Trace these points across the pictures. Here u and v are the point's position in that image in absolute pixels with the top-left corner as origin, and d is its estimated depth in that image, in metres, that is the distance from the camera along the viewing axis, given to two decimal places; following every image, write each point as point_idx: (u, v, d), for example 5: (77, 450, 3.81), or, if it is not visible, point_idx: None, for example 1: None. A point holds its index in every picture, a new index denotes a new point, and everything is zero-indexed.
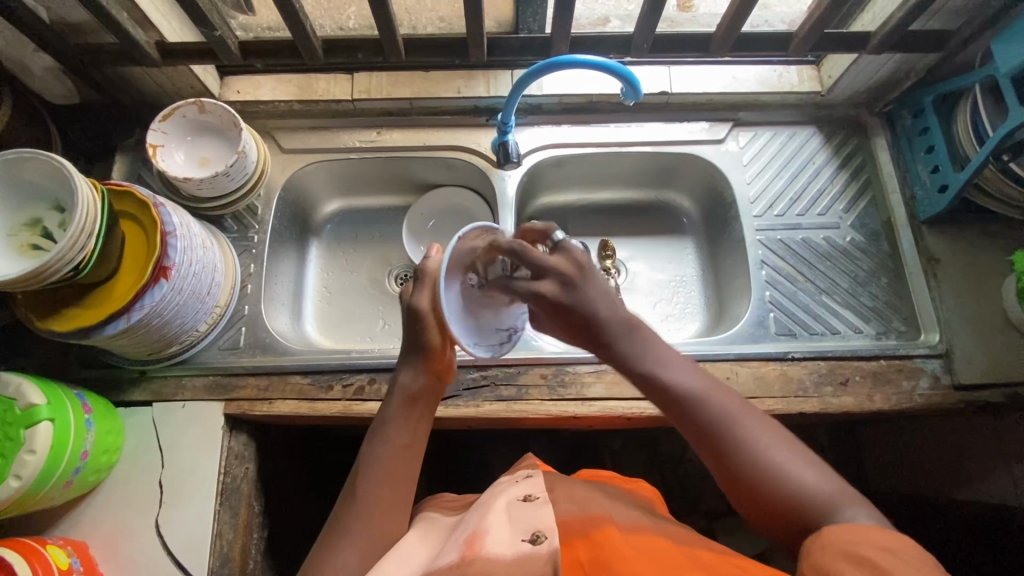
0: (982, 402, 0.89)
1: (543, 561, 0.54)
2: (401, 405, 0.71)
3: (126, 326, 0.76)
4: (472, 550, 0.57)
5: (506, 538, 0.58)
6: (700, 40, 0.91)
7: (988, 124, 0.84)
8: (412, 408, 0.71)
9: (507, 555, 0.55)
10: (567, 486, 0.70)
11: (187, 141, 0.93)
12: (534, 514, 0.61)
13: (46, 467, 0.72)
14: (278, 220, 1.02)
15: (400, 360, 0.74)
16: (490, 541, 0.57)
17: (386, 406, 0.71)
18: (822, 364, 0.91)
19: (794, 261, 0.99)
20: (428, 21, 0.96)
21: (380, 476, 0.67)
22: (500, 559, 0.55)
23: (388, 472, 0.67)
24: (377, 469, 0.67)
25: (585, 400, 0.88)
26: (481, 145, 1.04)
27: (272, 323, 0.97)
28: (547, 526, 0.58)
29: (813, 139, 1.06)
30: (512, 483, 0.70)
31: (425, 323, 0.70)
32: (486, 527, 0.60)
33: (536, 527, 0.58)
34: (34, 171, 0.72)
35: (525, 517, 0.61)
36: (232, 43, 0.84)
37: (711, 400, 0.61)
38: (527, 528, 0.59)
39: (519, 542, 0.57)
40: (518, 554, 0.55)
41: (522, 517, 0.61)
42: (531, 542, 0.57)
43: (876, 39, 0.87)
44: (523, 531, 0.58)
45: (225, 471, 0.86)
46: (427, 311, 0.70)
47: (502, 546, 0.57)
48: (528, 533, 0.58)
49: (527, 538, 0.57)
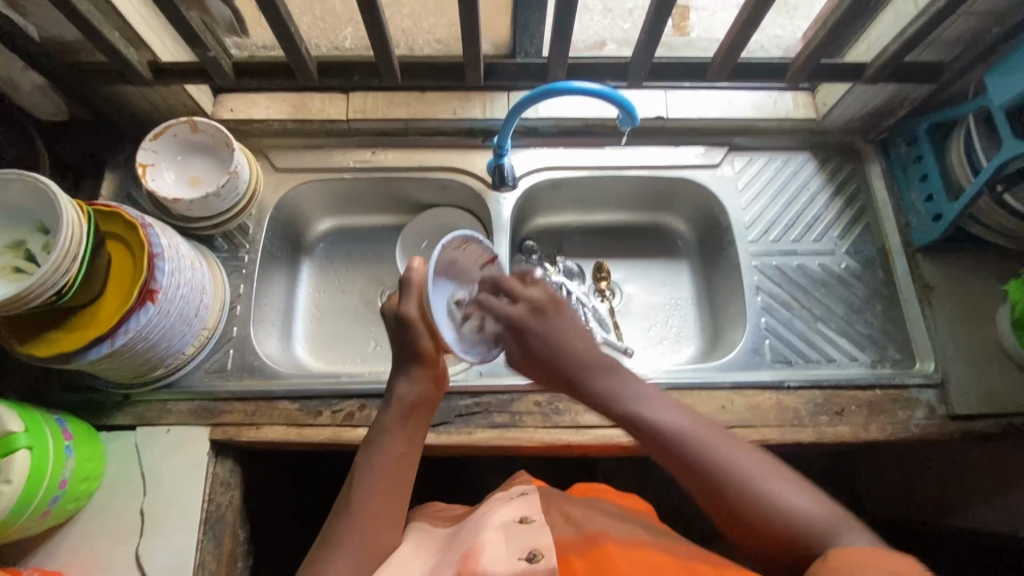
0: (977, 433, 0.88)
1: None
2: (398, 413, 0.69)
3: (109, 350, 0.74)
4: (469, 566, 0.55)
5: (503, 554, 0.56)
6: (698, 67, 0.91)
7: (983, 155, 0.84)
8: (412, 416, 0.70)
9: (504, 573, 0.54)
10: (565, 506, 0.68)
11: (177, 160, 0.92)
12: (531, 529, 0.60)
13: (22, 497, 0.70)
14: (269, 240, 1.01)
15: (396, 368, 0.72)
16: (487, 557, 0.56)
17: (381, 415, 0.70)
18: (817, 393, 0.90)
19: (790, 287, 0.98)
20: (425, 43, 0.95)
21: (371, 486, 0.65)
22: None
23: (380, 483, 0.65)
24: (368, 479, 0.65)
25: (579, 428, 0.86)
26: (476, 167, 1.04)
27: (261, 346, 0.95)
28: (544, 544, 0.57)
29: (807, 165, 1.06)
30: (507, 498, 0.68)
31: (415, 329, 0.69)
32: (482, 542, 0.58)
33: (533, 545, 0.57)
34: (18, 192, 0.70)
35: (521, 532, 0.60)
36: (225, 63, 0.82)
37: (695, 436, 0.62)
38: (524, 545, 0.58)
39: (516, 560, 0.56)
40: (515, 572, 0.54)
41: (518, 532, 0.60)
42: (527, 560, 0.56)
43: (872, 69, 0.87)
44: (520, 548, 0.57)
45: (210, 499, 0.84)
46: (416, 319, 0.70)
47: (499, 565, 0.55)
48: (524, 551, 0.57)
49: (524, 556, 0.56)
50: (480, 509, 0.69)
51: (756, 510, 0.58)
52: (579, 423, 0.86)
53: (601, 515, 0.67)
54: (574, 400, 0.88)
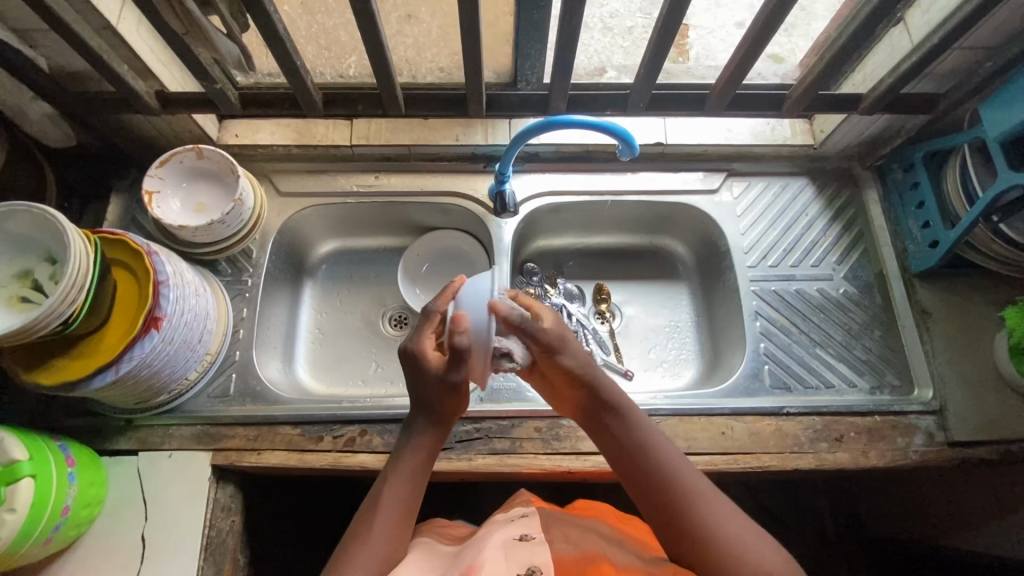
0: (976, 460, 0.89)
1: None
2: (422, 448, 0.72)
3: (114, 378, 0.75)
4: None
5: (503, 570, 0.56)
6: (697, 96, 0.93)
7: (978, 182, 0.85)
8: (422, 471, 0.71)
9: None
10: (566, 526, 0.68)
11: (182, 187, 0.93)
12: (530, 548, 0.60)
13: (25, 526, 0.70)
14: (273, 264, 1.02)
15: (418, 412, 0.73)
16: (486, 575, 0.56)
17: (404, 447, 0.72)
18: (817, 419, 0.91)
19: (788, 312, 0.99)
20: (428, 71, 0.96)
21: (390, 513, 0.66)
22: None
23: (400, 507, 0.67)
24: (378, 521, 0.65)
25: (579, 454, 0.87)
26: (478, 192, 1.05)
27: (264, 371, 0.96)
28: (543, 561, 0.57)
29: (805, 190, 1.07)
30: (509, 520, 0.69)
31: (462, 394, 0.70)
32: (482, 560, 0.58)
33: (532, 563, 0.57)
34: (28, 223, 0.71)
35: (520, 551, 0.60)
36: (231, 94, 0.84)
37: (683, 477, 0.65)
38: (523, 562, 0.58)
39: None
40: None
41: (517, 551, 0.60)
42: None
43: (867, 101, 0.89)
44: (518, 565, 0.57)
45: (211, 525, 0.84)
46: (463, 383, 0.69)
47: None
48: (522, 568, 0.57)
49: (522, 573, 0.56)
50: (482, 529, 0.70)
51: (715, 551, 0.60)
52: (579, 449, 0.87)
53: (601, 537, 0.67)
54: (574, 426, 0.89)
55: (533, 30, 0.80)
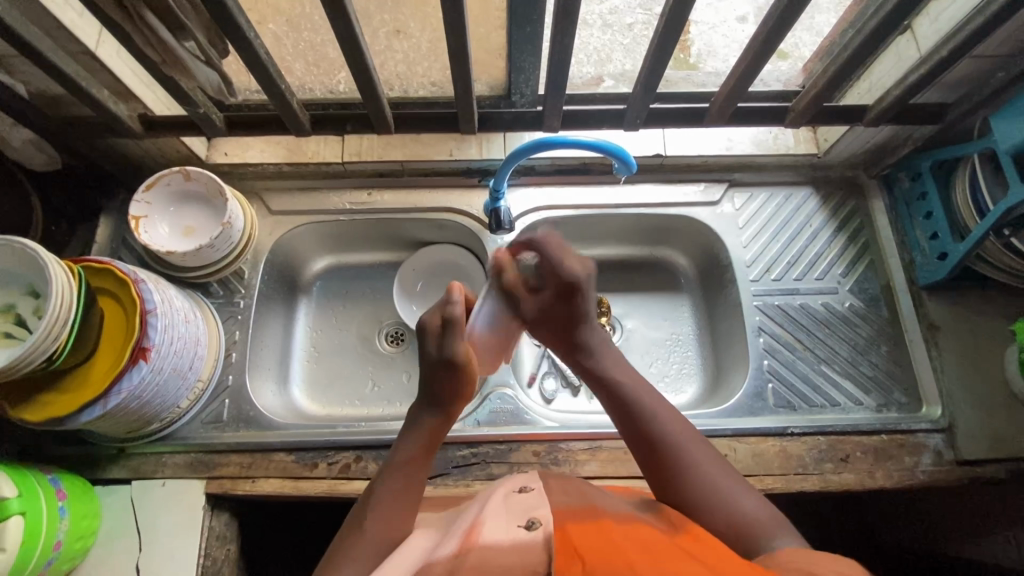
0: (986, 478, 0.87)
1: (540, 547, 0.49)
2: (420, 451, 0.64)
3: (102, 412, 0.73)
4: (468, 542, 0.50)
5: (502, 522, 0.52)
6: (697, 110, 0.90)
7: (989, 195, 0.82)
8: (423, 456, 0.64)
9: (505, 542, 0.49)
10: (564, 484, 0.63)
11: (170, 211, 0.91)
12: (529, 503, 0.56)
13: (17, 563, 0.69)
14: (265, 284, 1.00)
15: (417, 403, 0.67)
16: (486, 530, 0.51)
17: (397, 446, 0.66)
18: (822, 439, 0.89)
19: (792, 327, 0.97)
20: (419, 85, 0.93)
21: (380, 512, 0.61)
22: (498, 546, 0.49)
23: (392, 509, 0.62)
24: (370, 519, 0.61)
25: (579, 479, 0.85)
26: (473, 207, 1.03)
27: (258, 396, 0.94)
28: (542, 513, 0.53)
29: (808, 200, 1.04)
30: (504, 481, 0.64)
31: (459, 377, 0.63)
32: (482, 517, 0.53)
33: (531, 514, 0.53)
34: (8, 256, 0.70)
35: (519, 504, 0.55)
36: (217, 117, 0.82)
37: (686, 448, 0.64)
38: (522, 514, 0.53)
39: (515, 528, 0.51)
40: (513, 540, 0.49)
41: (516, 506, 0.55)
42: (527, 528, 0.51)
43: (873, 112, 0.86)
44: (519, 518, 0.53)
45: (205, 554, 0.83)
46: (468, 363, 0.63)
47: (499, 532, 0.51)
48: (522, 519, 0.52)
49: (523, 524, 0.51)
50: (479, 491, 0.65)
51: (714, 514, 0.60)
52: (578, 473, 0.85)
53: (602, 493, 0.63)
54: (573, 450, 0.87)
55: (525, 44, 0.78)
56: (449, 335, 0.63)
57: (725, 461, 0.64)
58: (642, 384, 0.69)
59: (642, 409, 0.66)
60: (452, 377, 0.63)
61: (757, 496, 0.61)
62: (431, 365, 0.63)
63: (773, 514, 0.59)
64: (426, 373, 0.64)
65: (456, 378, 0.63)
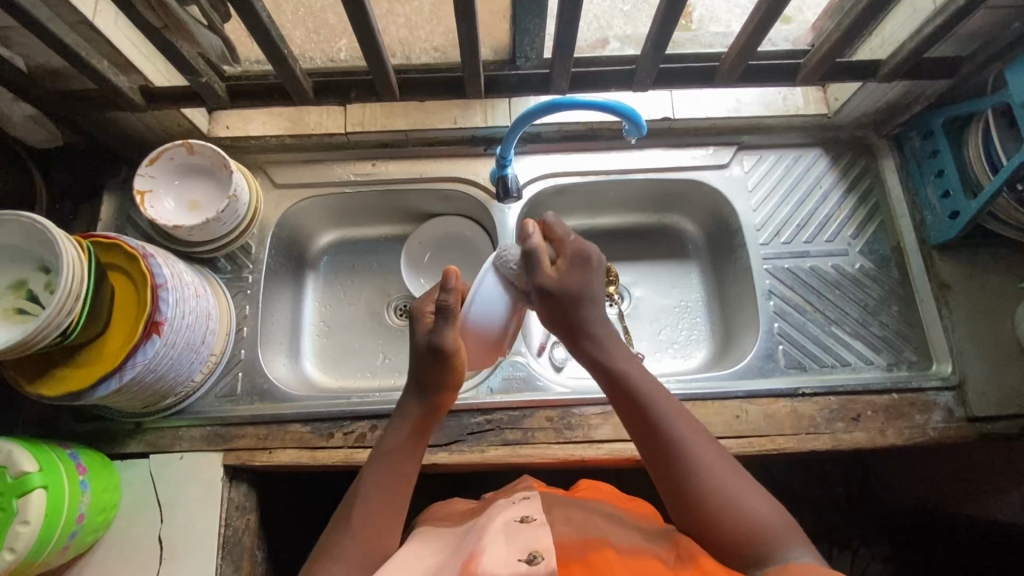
0: (996, 434, 0.87)
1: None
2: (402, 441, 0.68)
3: (118, 386, 0.74)
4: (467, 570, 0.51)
5: (503, 554, 0.52)
6: (707, 68, 0.88)
7: (1002, 150, 0.82)
8: (415, 440, 0.69)
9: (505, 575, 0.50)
10: (568, 508, 0.65)
11: (175, 185, 0.90)
12: (532, 530, 0.56)
13: (41, 535, 0.70)
14: (273, 258, 1.00)
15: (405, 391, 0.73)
16: (486, 559, 0.52)
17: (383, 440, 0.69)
18: (833, 399, 0.89)
19: (803, 290, 0.97)
20: (422, 51, 0.92)
21: (366, 507, 0.63)
22: None
23: (378, 504, 0.64)
24: (357, 512, 0.63)
25: (593, 442, 0.86)
26: (479, 176, 1.02)
27: (271, 369, 0.95)
28: (545, 546, 0.53)
29: (818, 162, 1.03)
30: (511, 499, 0.64)
31: (449, 364, 0.68)
32: (483, 545, 0.54)
33: (533, 547, 0.53)
34: (17, 232, 0.69)
35: (522, 532, 0.55)
36: (218, 87, 0.80)
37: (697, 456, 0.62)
38: (523, 546, 0.53)
39: (515, 561, 0.52)
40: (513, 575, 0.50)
41: (518, 533, 0.55)
42: (528, 561, 0.52)
43: (886, 68, 0.84)
44: (520, 549, 0.53)
45: (227, 524, 0.85)
46: (454, 350, 0.68)
47: (499, 565, 0.51)
48: (523, 552, 0.53)
49: (523, 557, 0.52)
50: (483, 513, 0.65)
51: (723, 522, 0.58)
52: (592, 437, 0.86)
53: (607, 518, 0.65)
54: (586, 415, 0.88)
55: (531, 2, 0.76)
56: (441, 324, 0.68)
57: (734, 459, 0.63)
58: (661, 392, 0.66)
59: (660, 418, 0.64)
60: (438, 368, 0.69)
61: (769, 501, 0.60)
62: (422, 352, 0.69)
63: (788, 522, 0.58)
64: (415, 361, 0.70)
65: (443, 367, 0.69)
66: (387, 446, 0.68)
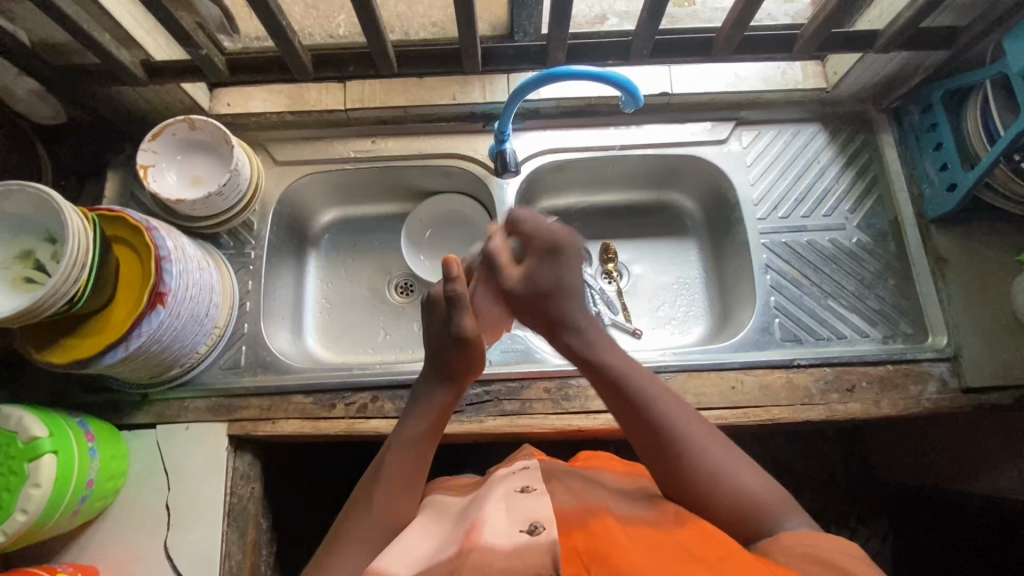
0: (990, 405, 0.88)
1: (543, 553, 0.50)
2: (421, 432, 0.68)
3: (125, 354, 0.75)
4: (469, 542, 0.52)
5: (504, 525, 0.53)
6: (704, 40, 0.88)
7: (1000, 121, 0.81)
8: (434, 432, 0.69)
9: (506, 546, 0.51)
10: (568, 478, 0.64)
11: (178, 160, 0.92)
12: (532, 502, 0.56)
13: (51, 499, 0.72)
14: (275, 234, 1.01)
15: (424, 381, 0.72)
16: (488, 530, 0.53)
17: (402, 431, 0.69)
18: (828, 370, 0.90)
19: (799, 264, 0.97)
20: (421, 26, 0.93)
21: (384, 492, 0.64)
22: (499, 551, 0.50)
23: (392, 490, 0.64)
24: (375, 498, 0.63)
25: (590, 413, 0.87)
26: (479, 153, 1.02)
27: (273, 342, 0.96)
28: (545, 516, 0.53)
29: (816, 137, 1.03)
30: (508, 473, 0.64)
31: (476, 347, 0.68)
32: (484, 516, 0.55)
33: (534, 518, 0.53)
34: (22, 203, 0.71)
35: (523, 504, 0.56)
36: (218, 60, 0.82)
37: (686, 436, 0.62)
38: (524, 517, 0.54)
39: (517, 532, 0.52)
40: (516, 545, 0.51)
41: (518, 504, 0.56)
42: (529, 532, 0.52)
43: (884, 38, 0.84)
44: (521, 520, 0.54)
45: (232, 492, 0.87)
46: (474, 335, 0.68)
47: (500, 536, 0.52)
48: (526, 523, 0.53)
49: (524, 528, 0.52)
50: (484, 484, 0.65)
51: (724, 494, 0.59)
52: (589, 408, 0.88)
53: (601, 487, 0.63)
54: (583, 386, 0.89)
55: None
56: (455, 314, 0.67)
57: (727, 441, 0.64)
58: (640, 372, 0.67)
59: (642, 401, 0.64)
60: (460, 355, 0.69)
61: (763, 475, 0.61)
62: (444, 342, 0.69)
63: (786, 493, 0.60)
64: (438, 350, 0.70)
65: (465, 355, 0.69)
66: (408, 433, 0.68)
